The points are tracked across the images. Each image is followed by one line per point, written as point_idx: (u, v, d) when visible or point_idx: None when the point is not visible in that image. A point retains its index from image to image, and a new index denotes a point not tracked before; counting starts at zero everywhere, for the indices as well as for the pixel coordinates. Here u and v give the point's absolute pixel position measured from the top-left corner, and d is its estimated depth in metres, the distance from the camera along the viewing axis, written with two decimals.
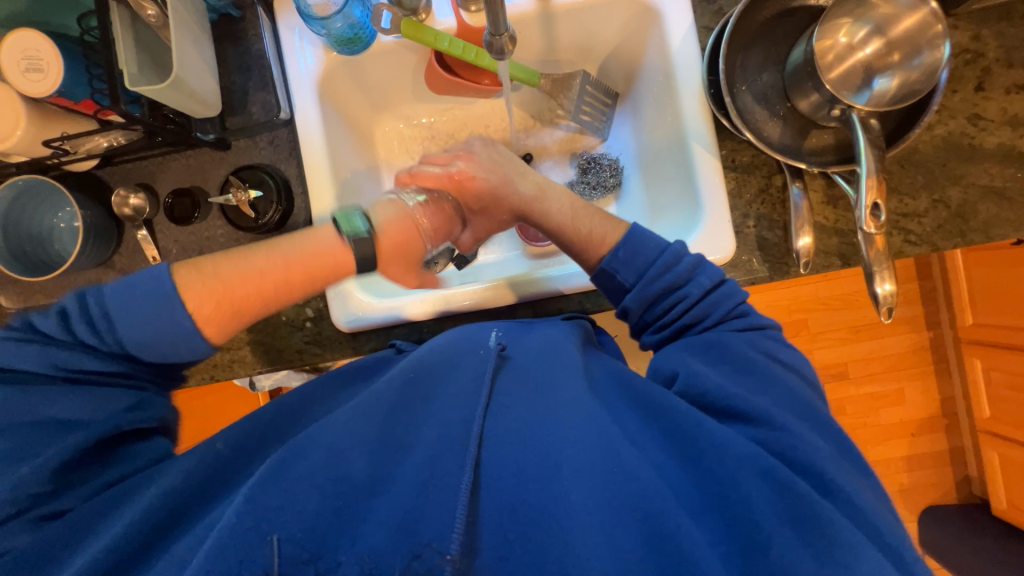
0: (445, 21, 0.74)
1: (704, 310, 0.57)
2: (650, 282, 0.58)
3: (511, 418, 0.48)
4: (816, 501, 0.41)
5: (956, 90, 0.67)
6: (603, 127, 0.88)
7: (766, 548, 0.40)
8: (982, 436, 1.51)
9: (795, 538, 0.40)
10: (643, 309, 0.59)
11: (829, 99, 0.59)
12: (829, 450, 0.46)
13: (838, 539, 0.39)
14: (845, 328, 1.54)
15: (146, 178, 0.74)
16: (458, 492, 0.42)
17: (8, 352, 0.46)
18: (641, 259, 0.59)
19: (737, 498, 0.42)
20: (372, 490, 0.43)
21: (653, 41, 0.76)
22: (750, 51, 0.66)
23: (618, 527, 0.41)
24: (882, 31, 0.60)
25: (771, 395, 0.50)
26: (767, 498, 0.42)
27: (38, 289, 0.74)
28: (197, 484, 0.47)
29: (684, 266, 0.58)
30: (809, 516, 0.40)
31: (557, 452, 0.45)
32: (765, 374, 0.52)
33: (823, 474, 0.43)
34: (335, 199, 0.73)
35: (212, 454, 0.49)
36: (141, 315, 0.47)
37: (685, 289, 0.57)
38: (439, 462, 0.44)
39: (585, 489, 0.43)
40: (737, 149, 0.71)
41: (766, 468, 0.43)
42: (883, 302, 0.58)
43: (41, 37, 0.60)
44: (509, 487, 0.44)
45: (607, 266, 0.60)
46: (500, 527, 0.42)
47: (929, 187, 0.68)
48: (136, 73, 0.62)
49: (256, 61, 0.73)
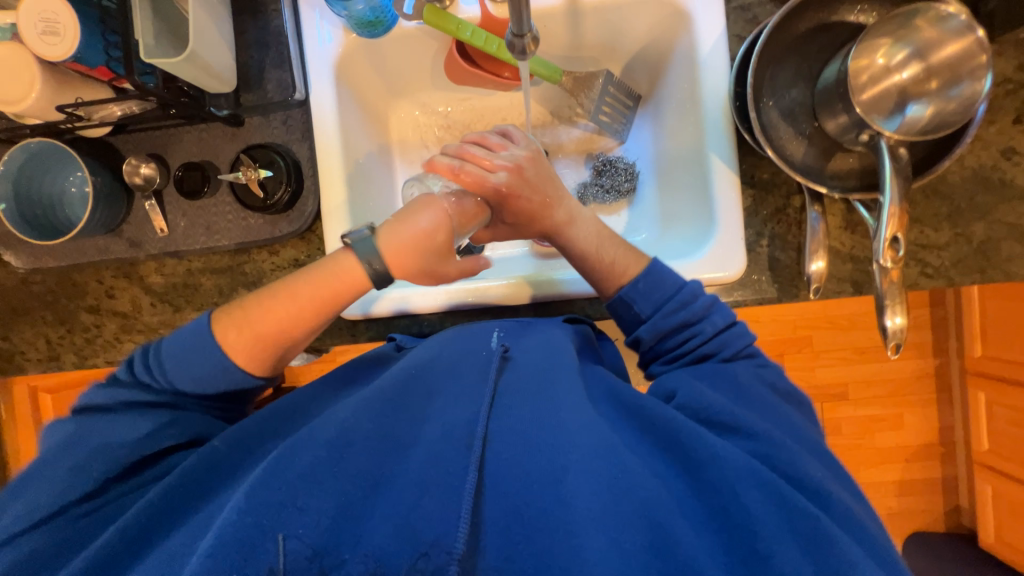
0: (469, 10, 0.71)
1: (718, 346, 0.57)
2: (666, 316, 0.58)
3: (519, 422, 0.47)
4: (828, 526, 0.41)
5: (993, 121, 0.65)
6: (622, 129, 0.85)
7: (768, 559, 0.39)
8: (978, 468, 1.49)
9: (799, 555, 0.40)
10: (655, 341, 0.59)
11: (858, 123, 0.57)
12: (826, 473, 0.47)
13: (837, 547, 0.40)
14: (850, 348, 1.52)
15: (157, 148, 0.73)
16: (462, 494, 0.42)
17: (88, 393, 0.55)
18: (659, 293, 0.59)
19: (737, 508, 0.42)
20: (375, 489, 0.44)
21: (680, 44, 0.73)
22: (782, 64, 0.64)
23: (624, 533, 0.41)
24: (922, 56, 0.57)
25: (776, 422, 0.50)
26: (768, 510, 0.42)
27: (47, 252, 0.76)
28: (197, 469, 0.49)
29: (700, 304, 0.58)
30: (812, 530, 0.40)
31: (562, 456, 0.45)
32: (764, 401, 0.52)
33: (816, 486, 0.44)
34: (344, 186, 0.72)
35: (209, 452, 0.50)
36: (187, 361, 0.55)
37: (699, 326, 0.57)
38: (445, 464, 0.44)
39: (589, 492, 0.43)
40: (759, 164, 0.69)
41: (766, 480, 0.43)
42: (892, 336, 0.56)
43: (59, 0, 0.59)
44: (516, 488, 0.44)
45: (625, 296, 0.60)
46: (506, 530, 0.42)
47: (953, 220, 0.66)
48: (152, 45, 0.61)
49: (274, 38, 0.72)
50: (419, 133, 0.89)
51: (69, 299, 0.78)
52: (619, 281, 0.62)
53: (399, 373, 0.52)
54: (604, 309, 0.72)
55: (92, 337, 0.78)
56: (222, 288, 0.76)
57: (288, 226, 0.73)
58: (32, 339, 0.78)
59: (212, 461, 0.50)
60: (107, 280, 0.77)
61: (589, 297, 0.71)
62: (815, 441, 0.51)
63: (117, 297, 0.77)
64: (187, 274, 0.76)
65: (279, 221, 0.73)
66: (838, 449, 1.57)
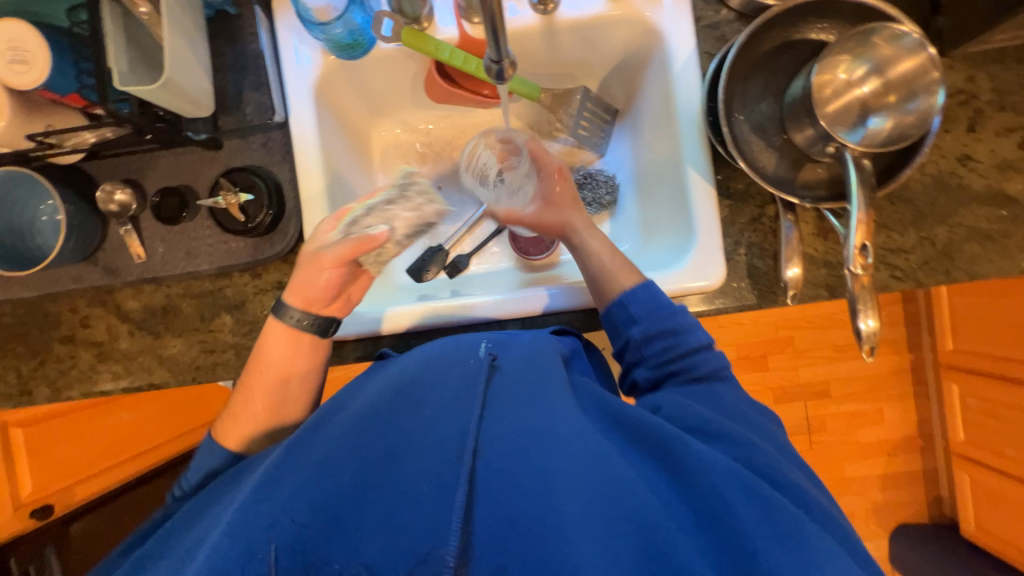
0: (447, 31, 0.72)
1: (697, 361, 0.58)
2: (657, 322, 0.60)
3: (510, 430, 0.46)
4: (801, 521, 0.42)
5: (949, 130, 0.68)
6: (601, 142, 0.87)
7: (753, 555, 0.40)
8: (955, 458, 1.54)
9: (781, 550, 0.40)
10: (642, 344, 0.60)
11: (824, 136, 0.60)
12: (801, 476, 0.49)
13: (809, 541, 0.41)
14: (829, 347, 1.57)
15: (133, 174, 0.72)
16: (454, 503, 0.42)
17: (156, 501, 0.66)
18: (655, 300, 0.61)
19: (722, 508, 0.42)
20: (362, 502, 0.42)
21: (654, 61, 0.76)
22: (750, 81, 0.66)
23: (614, 536, 0.40)
24: (880, 71, 0.60)
25: (758, 434, 0.52)
26: (750, 509, 0.42)
27: (16, 282, 0.73)
28: (203, 501, 0.55)
29: (688, 317, 0.60)
30: (791, 529, 0.42)
31: (553, 462, 0.44)
32: (750, 418, 0.54)
33: (792, 484, 0.46)
34: (326, 206, 0.73)
35: (215, 486, 0.56)
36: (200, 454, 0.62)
37: (685, 337, 0.59)
38: (436, 476, 0.43)
39: (581, 497, 0.42)
40: (733, 176, 0.72)
41: (750, 483, 0.44)
42: (866, 339, 0.58)
43: (29, 30, 0.58)
44: (508, 495, 0.42)
45: (623, 297, 0.62)
46: (499, 537, 0.41)
47: (917, 224, 0.69)
48: (125, 72, 0.60)
49: (252, 61, 0.72)
50: (401, 151, 0.89)
51: (41, 329, 0.76)
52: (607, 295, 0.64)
53: (389, 390, 0.51)
54: (590, 321, 0.73)
55: (66, 368, 0.75)
56: (203, 314, 0.75)
57: (270, 249, 0.72)
58: (4, 373, 0.76)
59: (214, 493, 0.55)
60: (81, 309, 0.75)
61: (575, 310, 0.72)
62: (785, 443, 0.54)
63: (93, 326, 0.75)
64: (166, 300, 0.75)
65: (261, 244, 0.72)
66: (823, 445, 1.60)
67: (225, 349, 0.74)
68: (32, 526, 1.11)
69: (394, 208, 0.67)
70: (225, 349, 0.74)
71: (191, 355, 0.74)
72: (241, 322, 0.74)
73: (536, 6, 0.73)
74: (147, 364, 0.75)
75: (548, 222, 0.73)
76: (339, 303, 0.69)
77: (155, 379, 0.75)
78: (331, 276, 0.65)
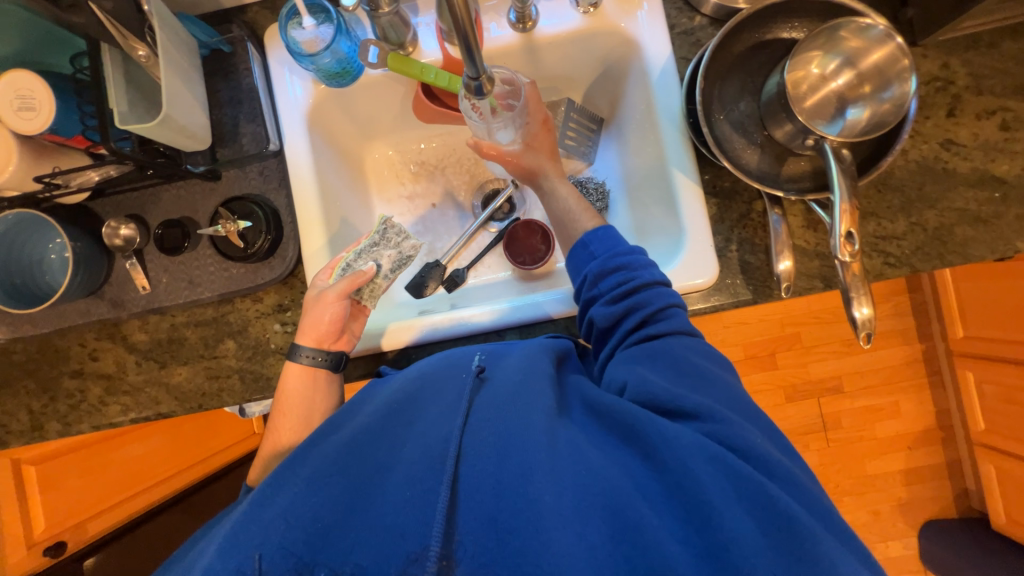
0: (431, 53, 0.76)
1: (649, 298, 0.57)
2: (614, 256, 0.60)
3: (487, 429, 0.46)
4: (764, 483, 0.40)
5: (928, 117, 0.69)
6: (588, 151, 0.89)
7: (714, 522, 0.38)
8: (979, 449, 1.49)
9: (744, 512, 0.39)
10: (599, 280, 0.59)
11: (803, 130, 0.60)
12: (769, 443, 0.46)
13: (782, 509, 0.39)
14: (838, 341, 1.55)
15: (137, 209, 0.75)
16: (436, 510, 0.41)
17: None
18: (620, 242, 0.62)
19: (687, 481, 0.41)
20: (351, 509, 0.43)
21: (633, 70, 0.78)
22: (726, 81, 0.68)
23: (589, 524, 0.39)
24: (852, 63, 0.62)
25: (717, 397, 0.49)
26: (715, 480, 0.40)
27: (26, 320, 0.75)
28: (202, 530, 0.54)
29: (644, 256, 0.60)
30: (755, 494, 0.40)
31: (527, 457, 0.43)
32: (715, 378, 0.51)
33: (762, 458, 0.43)
34: (323, 229, 0.75)
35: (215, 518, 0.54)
36: None
37: (637, 274, 0.58)
38: (420, 482, 0.43)
39: (556, 487, 0.41)
40: (719, 174, 0.73)
41: (714, 453, 0.42)
42: (862, 326, 0.57)
43: (35, 79, 0.61)
44: (488, 496, 0.41)
45: (583, 238, 0.63)
46: (478, 536, 0.40)
47: (906, 211, 0.69)
48: (126, 112, 0.64)
49: (247, 95, 0.75)
50: (395, 172, 0.92)
51: (51, 366, 0.77)
52: (580, 250, 0.63)
53: (382, 408, 0.52)
54: None
55: (75, 402, 0.77)
56: (207, 341, 0.76)
57: (270, 273, 0.73)
58: (15, 411, 0.77)
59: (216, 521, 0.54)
60: (90, 343, 0.77)
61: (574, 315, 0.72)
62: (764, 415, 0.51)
63: (101, 359, 0.77)
64: (171, 329, 0.76)
65: (261, 269, 0.74)
66: (840, 443, 1.57)
67: (230, 374, 0.76)
68: (45, 563, 1.12)
69: (379, 249, 0.72)
70: (230, 374, 0.76)
71: (197, 382, 0.75)
72: (244, 346, 0.76)
73: (515, 25, 0.75)
74: (153, 395, 0.76)
75: (528, 164, 0.73)
76: (345, 339, 0.70)
77: (162, 408, 0.76)
78: (335, 296, 0.66)
